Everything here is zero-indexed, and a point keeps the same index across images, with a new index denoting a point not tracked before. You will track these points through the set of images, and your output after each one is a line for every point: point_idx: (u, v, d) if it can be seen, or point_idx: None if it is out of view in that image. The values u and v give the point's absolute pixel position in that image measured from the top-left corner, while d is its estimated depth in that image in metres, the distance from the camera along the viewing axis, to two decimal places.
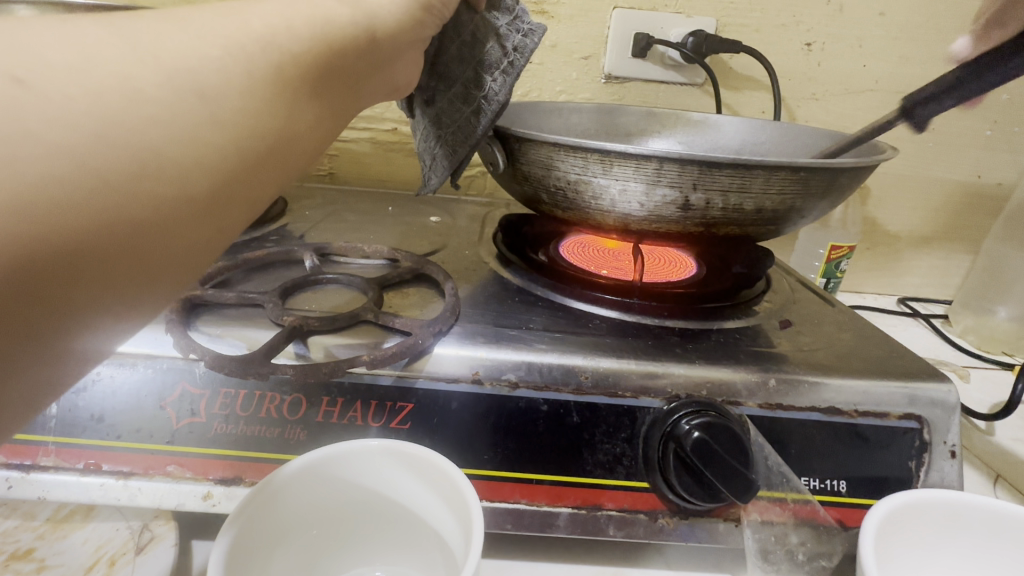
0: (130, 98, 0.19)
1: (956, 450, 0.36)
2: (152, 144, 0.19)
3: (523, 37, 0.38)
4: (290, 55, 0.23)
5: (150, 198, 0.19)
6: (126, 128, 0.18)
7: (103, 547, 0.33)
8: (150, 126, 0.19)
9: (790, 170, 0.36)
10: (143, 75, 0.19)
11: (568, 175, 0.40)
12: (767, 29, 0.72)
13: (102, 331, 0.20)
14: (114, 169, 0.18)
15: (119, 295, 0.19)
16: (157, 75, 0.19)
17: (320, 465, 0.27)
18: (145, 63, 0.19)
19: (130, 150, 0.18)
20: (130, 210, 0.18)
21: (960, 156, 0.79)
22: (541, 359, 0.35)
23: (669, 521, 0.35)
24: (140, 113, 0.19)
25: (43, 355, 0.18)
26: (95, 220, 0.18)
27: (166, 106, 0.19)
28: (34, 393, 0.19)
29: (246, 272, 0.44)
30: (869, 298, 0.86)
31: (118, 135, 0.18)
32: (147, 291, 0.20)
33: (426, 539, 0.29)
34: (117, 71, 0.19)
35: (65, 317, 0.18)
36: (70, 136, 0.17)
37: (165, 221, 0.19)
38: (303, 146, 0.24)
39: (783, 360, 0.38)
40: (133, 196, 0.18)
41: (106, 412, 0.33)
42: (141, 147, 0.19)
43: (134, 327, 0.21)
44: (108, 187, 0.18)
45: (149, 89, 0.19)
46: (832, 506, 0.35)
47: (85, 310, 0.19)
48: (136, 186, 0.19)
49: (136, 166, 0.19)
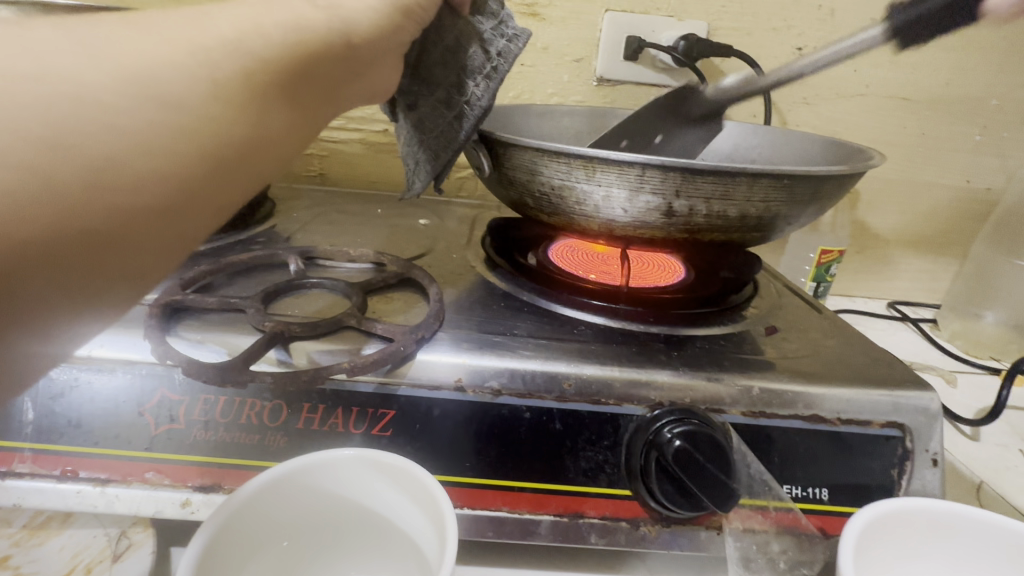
0: (89, 107, 0.18)
1: (938, 458, 0.36)
2: (110, 153, 0.19)
3: (508, 42, 0.38)
4: (260, 61, 0.23)
5: (107, 207, 0.19)
6: (83, 138, 0.18)
7: (80, 555, 0.33)
8: (110, 134, 0.19)
9: (774, 176, 0.36)
10: (104, 83, 0.19)
11: (552, 181, 0.40)
12: (758, 33, 0.72)
13: (59, 334, 0.20)
14: (69, 179, 0.18)
15: (76, 301, 0.19)
16: (116, 84, 0.19)
17: (296, 475, 0.27)
18: (107, 71, 0.19)
19: (85, 159, 0.18)
20: (86, 220, 0.18)
21: (949, 161, 0.79)
22: (524, 366, 0.35)
23: (651, 529, 0.35)
24: (99, 121, 0.18)
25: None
26: (48, 229, 0.18)
27: (124, 114, 0.19)
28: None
29: (230, 276, 0.44)
30: (860, 302, 0.87)
31: (74, 143, 0.18)
32: (106, 297, 0.20)
33: (403, 548, 0.29)
34: (77, 79, 0.18)
35: (20, 322, 0.18)
36: (23, 145, 0.17)
37: (124, 230, 0.19)
38: (274, 152, 0.24)
39: (766, 368, 0.38)
40: (89, 205, 0.18)
41: (83, 418, 0.33)
42: (99, 156, 0.18)
43: (95, 331, 0.21)
44: (63, 196, 0.18)
45: (106, 97, 0.19)
46: (812, 514, 0.35)
47: (39, 315, 0.19)
48: (92, 195, 0.18)
49: (92, 176, 0.18)
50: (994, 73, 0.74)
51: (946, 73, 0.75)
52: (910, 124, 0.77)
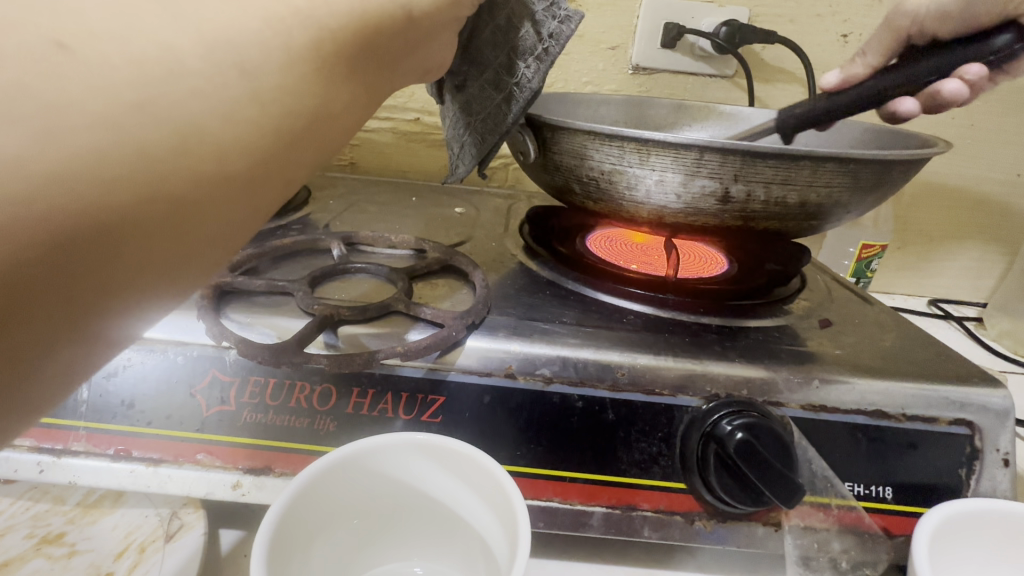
0: (169, 69, 0.18)
1: (1009, 459, 0.34)
2: (192, 118, 0.18)
3: (560, 23, 0.36)
4: (328, 31, 0.22)
5: (189, 174, 0.18)
6: (167, 101, 0.18)
7: (132, 534, 0.33)
8: (191, 99, 0.18)
9: (838, 161, 0.35)
10: (182, 44, 0.18)
11: (602, 165, 0.39)
12: (803, 19, 0.70)
13: (142, 310, 0.19)
14: (155, 144, 0.18)
15: (159, 275, 0.19)
16: (198, 46, 0.18)
17: (359, 460, 0.26)
18: (181, 32, 0.18)
19: (169, 124, 0.18)
20: (169, 186, 0.18)
21: (1000, 153, 0.76)
22: (577, 354, 0.34)
23: (706, 523, 0.34)
24: (181, 86, 0.18)
25: (84, 330, 0.18)
26: (134, 195, 0.17)
27: (205, 79, 0.18)
28: (65, 375, 0.19)
29: (274, 260, 0.43)
30: (899, 299, 0.84)
31: (156, 108, 0.17)
32: (185, 270, 0.20)
33: (468, 542, 0.28)
34: (155, 39, 0.18)
35: (108, 295, 0.18)
36: (109, 106, 0.17)
37: (202, 199, 0.19)
38: (338, 128, 0.23)
39: (824, 361, 0.36)
40: (173, 172, 0.18)
41: (136, 398, 0.33)
42: (181, 122, 0.18)
43: (170, 306, 0.20)
44: (148, 162, 0.17)
45: (189, 60, 0.18)
46: (878, 513, 0.33)
47: (123, 287, 0.18)
48: (175, 161, 0.18)
49: (175, 141, 0.18)
50: None
51: None
52: (959, 114, 0.74)
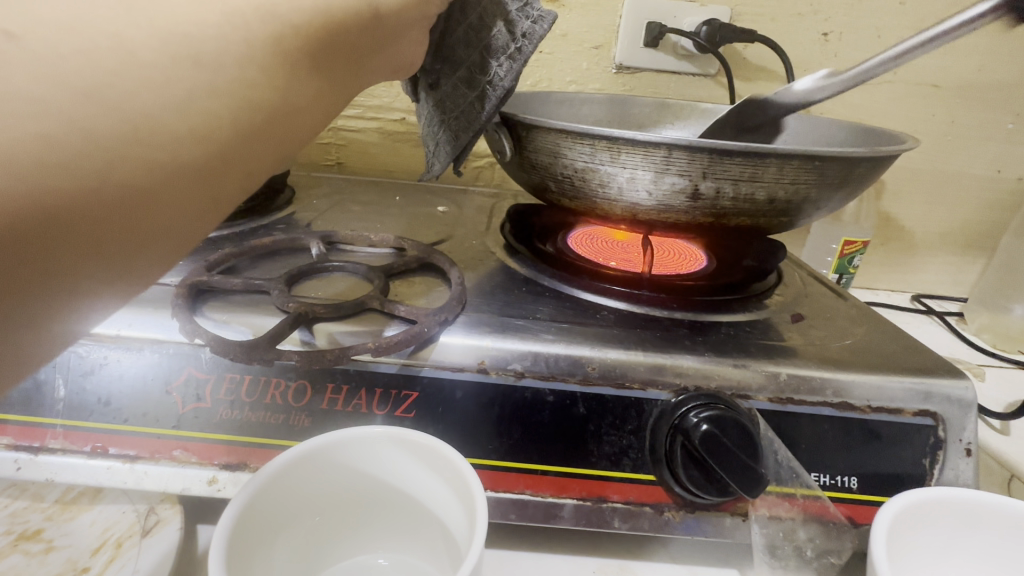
0: (124, 61, 0.18)
1: (971, 448, 0.35)
2: (143, 108, 0.19)
3: (533, 23, 0.36)
4: (291, 26, 0.22)
5: (141, 163, 0.19)
6: (120, 90, 0.18)
7: (109, 530, 0.33)
8: (145, 90, 0.19)
9: (804, 158, 0.35)
10: (137, 37, 0.19)
11: (575, 163, 0.39)
12: (784, 18, 0.71)
13: (95, 296, 0.20)
14: (105, 132, 0.18)
15: (112, 261, 0.20)
16: (152, 39, 0.19)
17: (323, 452, 0.27)
18: (138, 24, 0.19)
19: (120, 113, 0.18)
20: (121, 173, 0.19)
21: (979, 149, 0.77)
22: (547, 350, 0.35)
23: (675, 514, 0.34)
24: (134, 77, 0.18)
25: (38, 313, 0.19)
26: (83, 180, 0.18)
27: (158, 70, 0.19)
28: (22, 355, 0.20)
29: (253, 259, 0.44)
30: (883, 294, 0.85)
31: (108, 97, 0.18)
32: (139, 256, 0.20)
33: (434, 535, 0.29)
34: (110, 31, 0.18)
35: (60, 278, 0.19)
36: (58, 93, 0.17)
37: (154, 186, 0.19)
38: (302, 122, 0.24)
39: (793, 354, 0.37)
40: (124, 160, 0.18)
41: (112, 396, 0.33)
42: (134, 112, 0.19)
43: (126, 293, 0.21)
44: (98, 148, 0.18)
45: (142, 52, 0.19)
46: (842, 502, 0.34)
47: (75, 271, 0.19)
48: (128, 149, 0.19)
49: (127, 129, 0.18)
50: None
51: (978, 58, 0.72)
52: (939, 111, 0.75)
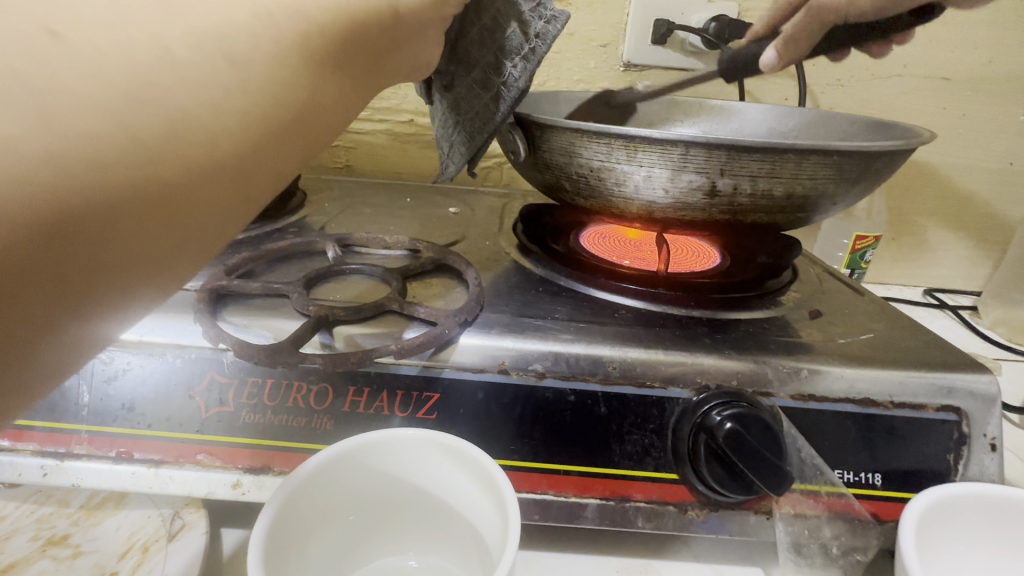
0: (160, 57, 0.18)
1: (996, 443, 0.35)
2: (181, 105, 0.19)
3: (546, 23, 0.36)
4: (316, 26, 0.22)
5: (176, 161, 0.19)
6: (158, 88, 0.18)
7: (136, 534, 0.33)
8: (181, 88, 0.19)
9: (823, 153, 0.35)
10: (170, 35, 0.19)
11: (591, 162, 0.39)
12: None
13: (134, 296, 0.20)
14: (145, 129, 0.18)
15: (149, 260, 0.19)
16: (187, 37, 0.19)
17: (354, 454, 0.27)
18: (169, 21, 0.19)
19: (158, 110, 0.18)
20: (159, 171, 0.19)
21: (993, 142, 0.76)
22: (568, 350, 0.35)
23: (698, 513, 0.34)
24: (172, 75, 0.18)
25: (80, 313, 0.19)
26: (125, 179, 0.18)
27: (195, 68, 0.19)
28: (60, 360, 0.19)
29: (270, 263, 0.44)
30: (895, 289, 0.85)
31: (149, 95, 0.18)
32: (175, 256, 0.20)
33: (462, 537, 0.29)
34: (144, 29, 0.18)
35: (102, 277, 0.19)
36: (101, 90, 0.17)
37: (191, 185, 0.20)
38: (327, 120, 0.24)
39: (814, 350, 0.37)
40: (161, 158, 0.19)
41: (136, 401, 0.33)
42: (172, 109, 0.19)
43: (161, 293, 0.21)
44: (139, 146, 0.18)
45: (179, 50, 0.19)
46: (867, 499, 0.34)
47: (117, 270, 0.19)
48: (166, 147, 0.19)
49: (165, 126, 0.19)
50: None
51: (989, 50, 0.72)
52: (950, 104, 0.75)
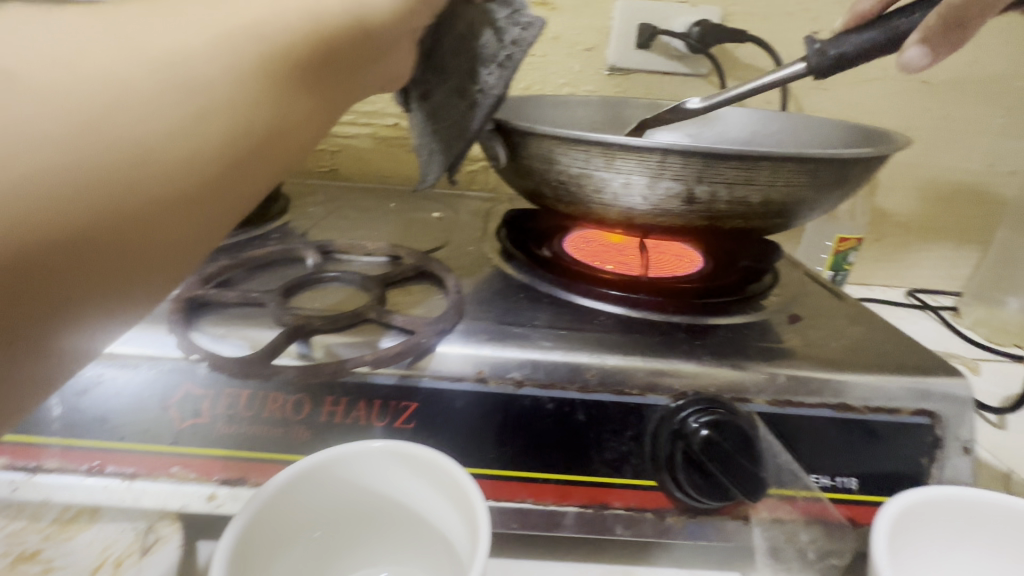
0: (115, 89, 0.19)
1: (969, 446, 0.35)
2: (137, 139, 0.19)
3: (523, 29, 0.36)
4: (279, 48, 0.23)
5: (139, 191, 0.19)
6: (116, 120, 0.19)
7: (109, 549, 0.33)
8: (136, 119, 0.19)
9: (797, 161, 0.35)
10: (125, 68, 0.19)
11: (570, 169, 0.39)
12: (775, 17, 0.71)
13: (101, 321, 0.20)
14: (104, 161, 0.19)
15: (115, 286, 0.20)
16: (141, 67, 0.20)
17: (323, 468, 0.27)
18: (127, 55, 0.19)
19: (116, 142, 0.19)
20: (121, 202, 0.19)
21: (972, 144, 0.77)
22: (546, 357, 0.35)
23: (676, 520, 0.34)
24: (126, 106, 0.19)
25: (48, 340, 0.19)
26: (83, 214, 0.18)
27: (152, 98, 0.19)
28: (29, 384, 0.20)
29: (249, 270, 0.43)
30: (878, 290, 0.85)
31: (107, 128, 0.19)
32: (142, 281, 0.21)
33: (428, 543, 0.29)
34: (100, 64, 0.19)
35: (69, 306, 0.19)
36: (58, 126, 0.18)
37: (155, 213, 0.20)
38: (295, 140, 0.24)
39: (791, 356, 0.37)
40: (122, 189, 0.19)
41: (109, 413, 0.33)
42: (131, 140, 0.19)
43: (129, 316, 0.21)
44: (100, 179, 0.18)
45: (133, 80, 0.19)
46: (843, 503, 0.34)
47: (83, 298, 0.19)
48: (126, 178, 0.19)
49: (124, 157, 0.19)
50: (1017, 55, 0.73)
51: (968, 53, 0.73)
52: (931, 107, 0.76)
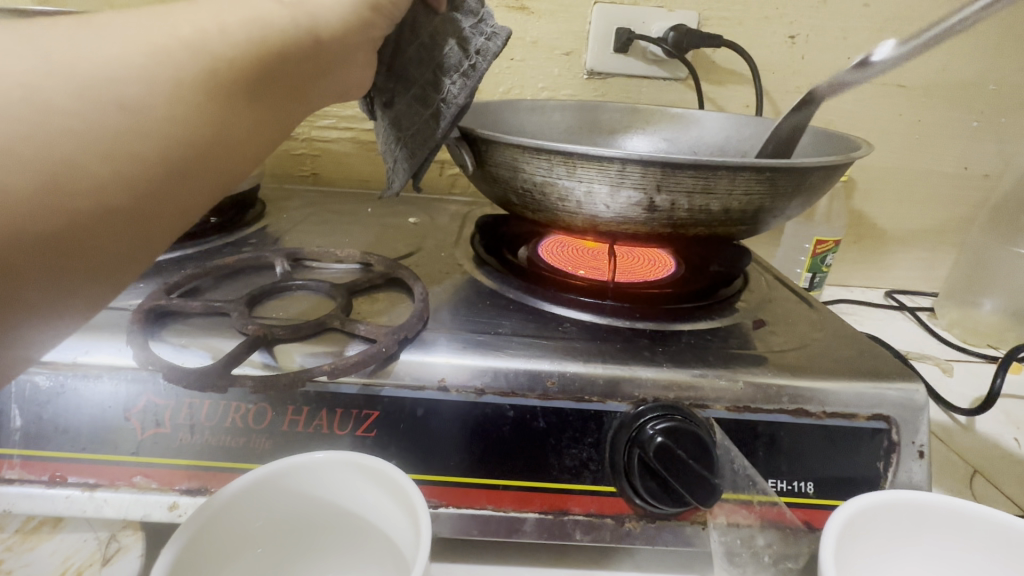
0: (45, 109, 0.19)
1: (924, 450, 0.36)
2: (65, 156, 0.20)
3: (487, 40, 0.37)
4: (224, 60, 0.23)
5: (65, 211, 0.20)
6: (39, 142, 0.19)
7: (70, 558, 0.33)
8: (65, 138, 0.20)
9: (755, 170, 0.36)
10: (60, 85, 0.20)
11: (534, 177, 0.40)
12: (751, 22, 0.72)
13: (30, 332, 0.21)
14: (27, 182, 0.19)
15: (45, 302, 0.21)
16: (72, 87, 0.20)
17: (271, 479, 0.28)
18: (63, 75, 0.20)
19: (40, 163, 0.19)
20: (45, 222, 0.19)
21: (947, 147, 0.78)
22: (507, 365, 0.35)
23: (635, 525, 0.35)
24: (55, 126, 0.19)
25: None
26: (7, 234, 0.19)
27: (80, 118, 0.20)
28: None
29: (216, 279, 0.44)
30: (857, 291, 0.86)
31: (29, 149, 0.19)
32: (74, 297, 0.21)
33: (381, 552, 0.30)
34: (34, 84, 0.19)
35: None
36: None
37: (84, 231, 0.20)
38: (239, 154, 0.25)
39: (751, 362, 0.38)
40: (46, 209, 0.19)
41: (70, 424, 0.33)
42: (55, 161, 0.19)
43: (64, 328, 0.22)
44: (22, 200, 0.19)
45: (63, 101, 0.20)
46: (799, 507, 0.35)
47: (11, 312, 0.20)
48: (50, 198, 0.19)
49: (48, 178, 0.19)
50: (991, 59, 0.74)
51: (942, 57, 0.74)
52: (907, 110, 0.76)
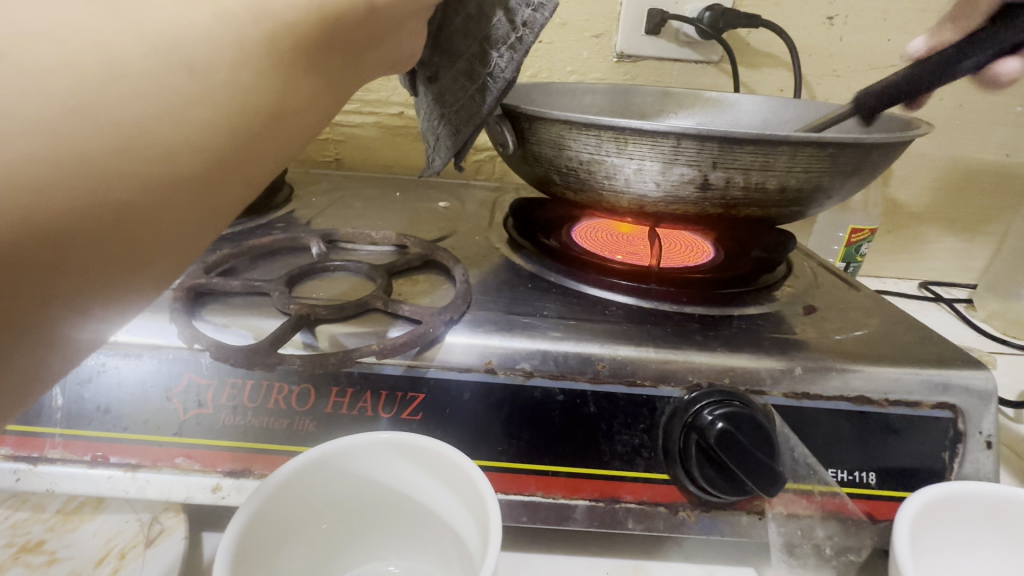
0: (110, 68, 0.18)
1: (991, 441, 0.34)
2: (132, 120, 0.19)
3: (534, 11, 0.35)
4: (283, 23, 0.22)
5: (138, 178, 0.19)
6: (107, 105, 0.18)
7: (113, 540, 0.32)
8: (135, 101, 0.19)
9: (817, 145, 0.34)
10: (124, 44, 0.18)
11: (580, 155, 0.38)
12: (788, 2, 0.69)
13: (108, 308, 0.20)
14: (99, 147, 0.18)
15: (120, 275, 0.20)
16: (139, 45, 0.19)
17: (327, 462, 0.27)
18: (126, 33, 0.19)
19: (112, 127, 0.18)
20: (118, 190, 0.19)
21: (988, 134, 0.75)
22: (556, 348, 0.34)
23: (690, 514, 0.34)
24: (123, 87, 0.18)
25: (48, 334, 0.19)
26: (81, 201, 0.18)
27: (149, 79, 0.19)
28: (38, 368, 0.20)
29: (252, 260, 0.43)
30: (889, 282, 0.84)
31: (99, 113, 0.18)
32: (147, 269, 0.21)
33: (440, 536, 0.29)
34: (99, 40, 0.18)
35: (74, 295, 0.19)
36: (48, 110, 0.17)
37: (155, 200, 0.20)
38: (299, 122, 0.24)
39: (808, 348, 0.36)
40: (119, 176, 0.19)
41: (111, 404, 0.32)
42: (126, 125, 0.18)
43: (137, 303, 0.21)
44: (95, 166, 0.18)
45: (129, 61, 0.18)
46: (859, 498, 0.33)
47: (89, 286, 0.19)
48: (121, 164, 0.18)
49: (119, 142, 0.18)
50: None
51: None
52: (947, 95, 0.74)
